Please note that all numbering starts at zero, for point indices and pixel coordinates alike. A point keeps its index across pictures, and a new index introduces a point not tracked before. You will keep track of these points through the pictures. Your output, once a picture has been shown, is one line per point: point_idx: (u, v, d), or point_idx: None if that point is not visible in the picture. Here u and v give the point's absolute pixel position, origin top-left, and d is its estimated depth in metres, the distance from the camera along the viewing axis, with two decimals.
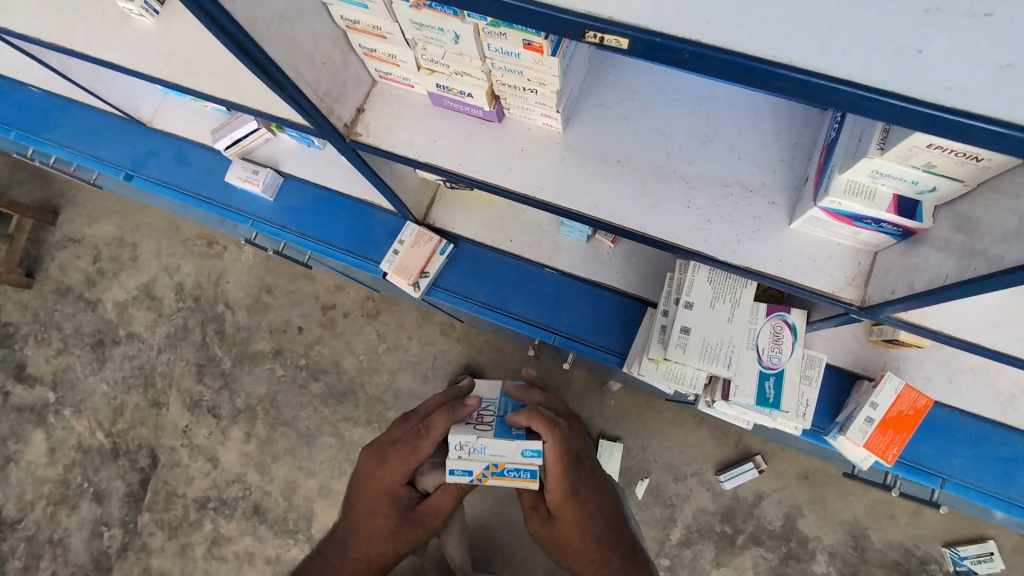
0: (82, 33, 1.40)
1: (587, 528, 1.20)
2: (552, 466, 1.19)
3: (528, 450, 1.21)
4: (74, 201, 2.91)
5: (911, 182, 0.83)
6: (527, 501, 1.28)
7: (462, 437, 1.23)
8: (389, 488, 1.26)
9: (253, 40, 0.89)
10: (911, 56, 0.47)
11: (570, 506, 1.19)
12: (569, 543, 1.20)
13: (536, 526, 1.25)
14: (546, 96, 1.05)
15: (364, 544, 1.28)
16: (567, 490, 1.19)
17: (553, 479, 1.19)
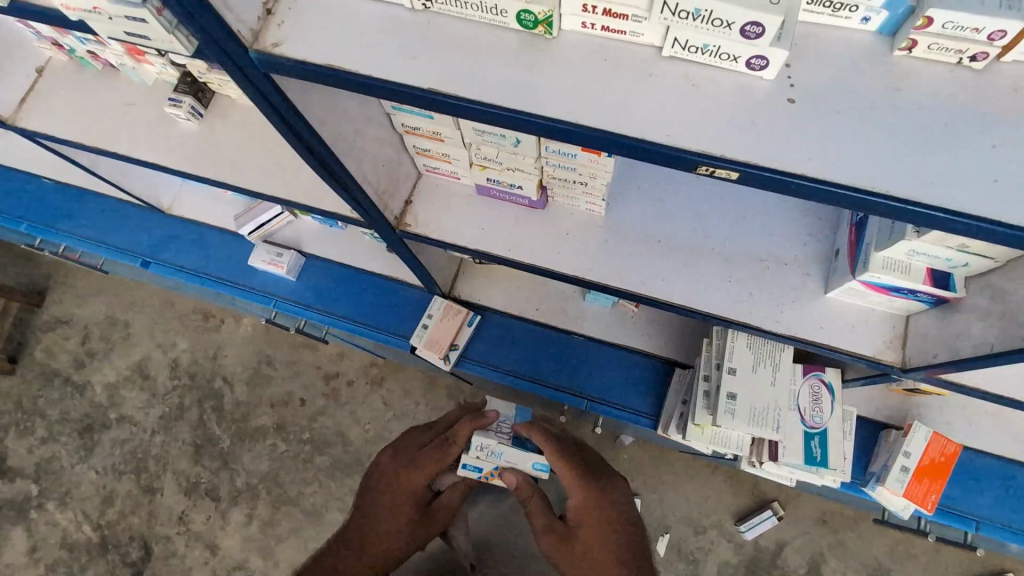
0: (125, 137, 1.46)
1: (608, 538, 1.10)
2: (562, 470, 1.17)
3: (537, 461, 1.25)
4: (62, 282, 2.86)
5: (944, 259, 0.93)
6: (540, 520, 1.16)
7: (484, 440, 1.23)
8: (413, 492, 1.18)
9: (333, 153, 0.95)
10: (986, 184, 0.56)
11: (591, 510, 1.13)
12: (591, 554, 1.09)
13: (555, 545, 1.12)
14: (594, 187, 1.13)
15: (368, 564, 1.11)
16: (585, 491, 1.15)
17: (569, 482, 1.16)
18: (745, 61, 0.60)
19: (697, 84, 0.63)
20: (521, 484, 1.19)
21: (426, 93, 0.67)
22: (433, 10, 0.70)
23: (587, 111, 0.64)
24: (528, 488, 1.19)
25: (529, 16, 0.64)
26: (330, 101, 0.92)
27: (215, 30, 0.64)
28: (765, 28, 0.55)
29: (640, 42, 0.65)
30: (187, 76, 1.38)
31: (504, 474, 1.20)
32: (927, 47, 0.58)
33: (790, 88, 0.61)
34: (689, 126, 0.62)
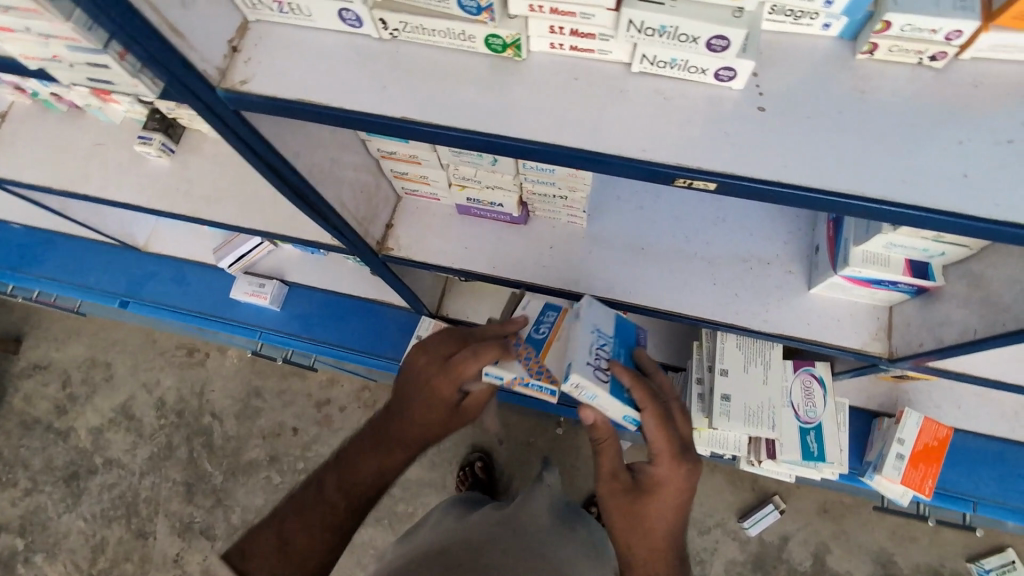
0: (96, 178, 1.43)
1: (667, 520, 1.05)
2: (658, 436, 1.03)
3: (630, 414, 1.06)
4: (39, 327, 2.79)
5: (922, 249, 0.94)
6: (609, 464, 1.07)
7: (585, 381, 1.00)
8: (439, 398, 1.08)
9: (310, 184, 0.94)
10: (958, 180, 0.57)
11: (669, 487, 1.03)
12: (647, 523, 1.04)
13: (614, 495, 1.07)
14: (574, 200, 1.14)
15: (396, 454, 1.09)
16: (671, 469, 1.03)
17: (660, 449, 1.03)
18: (713, 72, 0.60)
19: (667, 97, 0.63)
20: (600, 422, 1.05)
21: (399, 122, 0.66)
22: (400, 38, 0.69)
23: (561, 132, 0.64)
24: (608, 432, 1.06)
25: (497, 40, 0.64)
26: (303, 133, 0.91)
27: (181, 70, 0.63)
28: (730, 41, 0.56)
29: (608, 60, 0.65)
30: (155, 113, 1.37)
31: (584, 409, 1.04)
32: (888, 49, 0.59)
33: (759, 96, 0.62)
34: (663, 140, 0.62)
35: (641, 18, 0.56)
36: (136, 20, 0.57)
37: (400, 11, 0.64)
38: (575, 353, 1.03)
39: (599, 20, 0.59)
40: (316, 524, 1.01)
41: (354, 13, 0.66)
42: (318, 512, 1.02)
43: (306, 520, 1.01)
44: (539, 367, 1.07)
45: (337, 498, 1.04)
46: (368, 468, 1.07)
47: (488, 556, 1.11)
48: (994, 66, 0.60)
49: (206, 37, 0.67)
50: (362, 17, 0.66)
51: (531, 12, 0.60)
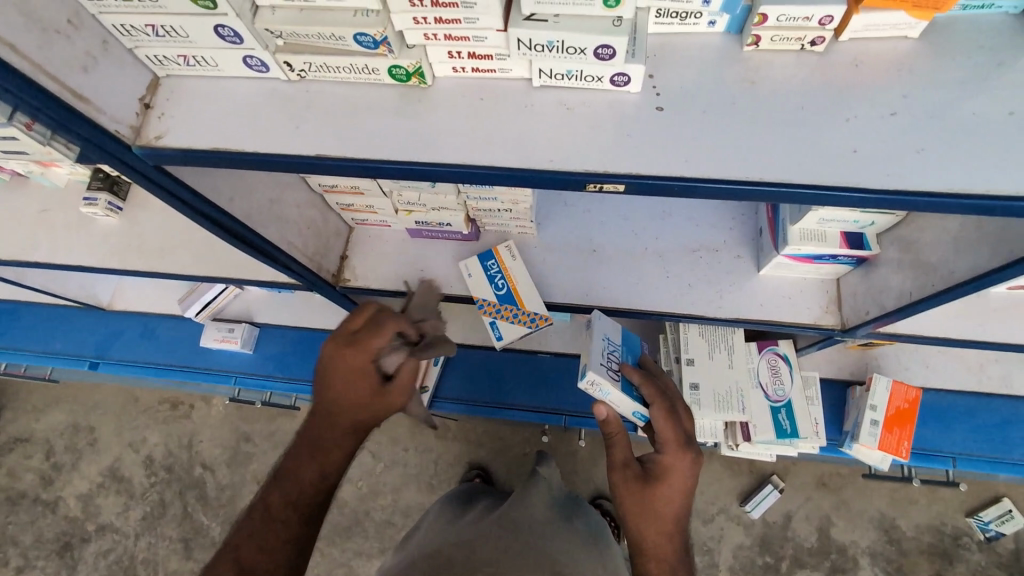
0: (47, 246, 1.42)
1: (676, 510, 1.00)
2: (665, 425, 1.04)
3: (639, 410, 1.13)
4: (16, 400, 2.73)
5: (853, 221, 0.97)
6: (620, 454, 1.05)
7: (599, 378, 1.08)
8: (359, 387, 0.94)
9: (250, 227, 0.94)
10: (849, 156, 0.59)
11: (677, 476, 1.00)
12: (656, 510, 0.99)
13: (625, 484, 1.03)
14: (519, 212, 1.15)
15: (333, 454, 0.95)
16: (678, 454, 1.02)
17: (668, 438, 1.04)
18: (609, 79, 0.63)
19: (572, 107, 0.65)
20: (613, 417, 1.05)
21: (315, 160, 0.67)
22: (309, 78, 0.70)
23: (475, 152, 0.65)
24: (617, 425, 1.06)
25: (400, 70, 0.66)
26: (236, 178, 0.92)
27: (91, 134, 0.63)
28: (615, 49, 0.58)
29: (511, 77, 0.67)
30: (99, 172, 1.36)
31: (597, 401, 1.06)
32: (771, 39, 0.62)
33: (657, 97, 0.64)
34: (571, 149, 0.64)
35: (528, 36, 0.58)
36: (36, 92, 0.57)
37: (302, 52, 0.65)
38: (590, 355, 1.11)
39: (493, 41, 0.61)
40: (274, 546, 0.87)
41: (258, 59, 0.67)
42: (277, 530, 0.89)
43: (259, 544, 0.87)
44: (528, 316, 1.22)
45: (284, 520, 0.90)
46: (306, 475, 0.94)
47: (481, 552, 1.12)
48: (873, 45, 0.63)
49: (116, 100, 0.67)
50: (267, 62, 0.67)
51: (427, 40, 0.62)
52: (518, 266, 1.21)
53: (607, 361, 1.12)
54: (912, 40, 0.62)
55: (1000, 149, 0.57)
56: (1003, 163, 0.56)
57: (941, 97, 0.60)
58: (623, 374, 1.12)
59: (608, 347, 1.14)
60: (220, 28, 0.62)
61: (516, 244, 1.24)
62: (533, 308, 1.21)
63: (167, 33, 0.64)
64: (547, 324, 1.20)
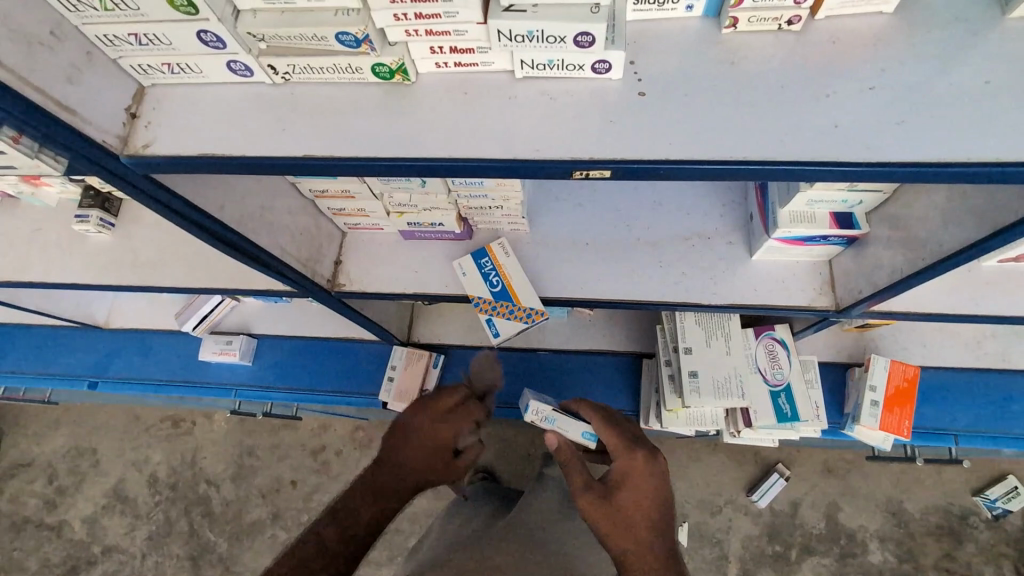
0: (40, 266, 1.42)
1: (646, 510, 0.95)
2: (608, 434, 1.09)
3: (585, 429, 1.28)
4: (17, 424, 2.72)
5: (841, 201, 0.98)
6: (578, 478, 1.02)
7: (538, 404, 1.32)
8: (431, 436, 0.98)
9: (242, 234, 0.94)
10: (830, 131, 0.60)
11: (633, 476, 0.99)
12: (624, 515, 0.94)
13: (589, 504, 0.97)
14: (511, 208, 1.16)
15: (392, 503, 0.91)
16: (629, 457, 1.03)
17: (615, 445, 1.06)
18: (590, 67, 0.63)
19: (555, 96, 0.66)
20: (562, 440, 1.09)
21: (304, 161, 0.67)
22: (293, 80, 0.71)
23: (462, 146, 0.65)
24: (569, 451, 1.07)
25: (383, 67, 0.66)
26: (225, 186, 0.92)
27: (78, 145, 0.64)
28: (595, 35, 0.58)
29: (493, 70, 0.68)
30: (90, 190, 1.35)
31: (544, 433, 1.11)
32: (747, 21, 0.63)
33: (638, 83, 0.65)
34: (556, 138, 0.64)
35: (508, 27, 0.59)
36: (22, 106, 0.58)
37: (285, 55, 0.65)
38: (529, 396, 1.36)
39: (473, 34, 0.61)
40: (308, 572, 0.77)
41: (243, 63, 0.67)
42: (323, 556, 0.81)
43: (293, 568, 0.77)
44: (523, 313, 1.24)
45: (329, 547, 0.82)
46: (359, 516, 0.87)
47: (485, 555, 1.13)
48: (848, 22, 0.64)
49: (102, 111, 0.68)
50: (251, 66, 0.68)
51: (408, 37, 0.63)
52: (511, 263, 1.22)
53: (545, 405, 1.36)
54: (888, 15, 0.63)
55: (979, 118, 0.58)
56: (981, 131, 0.57)
57: (917, 71, 0.61)
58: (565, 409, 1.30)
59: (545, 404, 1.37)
60: (203, 34, 0.63)
61: (508, 242, 1.24)
62: (527, 304, 1.22)
63: (149, 41, 0.64)
64: (542, 317, 1.22)
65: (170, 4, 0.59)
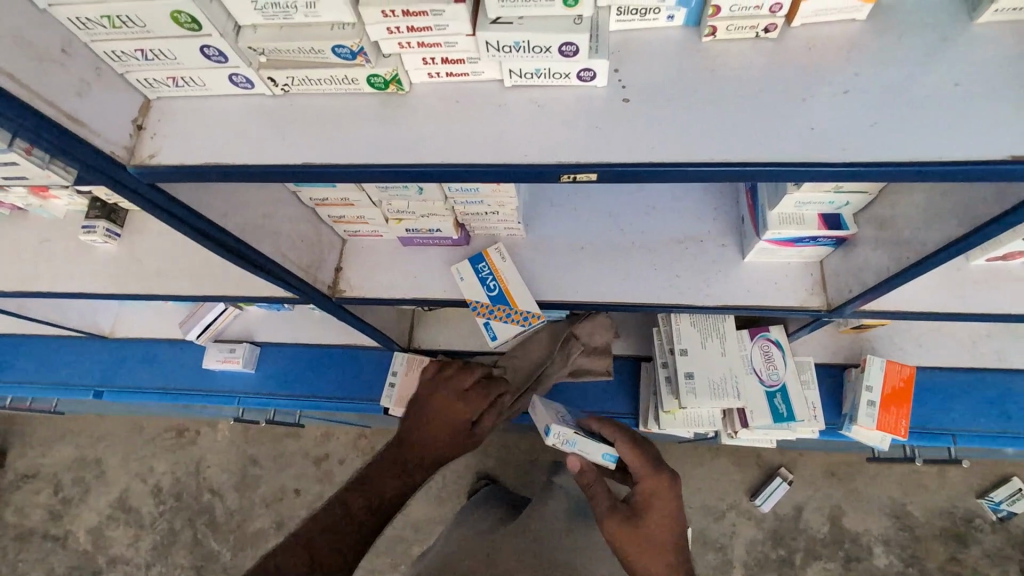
0: (47, 277, 1.45)
1: (669, 534, 1.02)
2: (632, 455, 1.05)
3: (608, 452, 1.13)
4: (23, 436, 2.75)
5: (828, 202, 1.00)
6: (603, 501, 1.04)
7: (558, 427, 1.16)
8: (438, 410, 1.17)
9: (243, 241, 0.96)
10: (807, 134, 0.62)
11: (660, 500, 1.03)
12: (653, 542, 1.00)
13: (618, 529, 1.01)
14: (507, 214, 1.18)
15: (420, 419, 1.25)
16: (656, 480, 1.04)
17: (641, 467, 1.05)
18: (576, 75, 0.66)
19: (543, 104, 0.69)
20: (585, 464, 1.06)
21: (302, 168, 0.70)
22: (293, 92, 0.74)
23: (454, 152, 0.68)
24: (592, 474, 1.06)
25: (378, 78, 0.69)
26: (227, 195, 0.95)
27: (87, 156, 0.67)
28: (578, 45, 0.61)
29: (484, 79, 0.71)
30: (96, 201, 1.39)
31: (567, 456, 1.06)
32: (726, 29, 0.66)
33: (623, 89, 0.67)
34: (545, 144, 0.67)
35: (495, 39, 0.62)
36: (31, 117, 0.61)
37: (285, 67, 0.68)
38: (545, 414, 1.19)
39: (463, 46, 0.64)
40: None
41: (244, 76, 0.70)
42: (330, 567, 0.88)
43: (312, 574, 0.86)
44: (521, 317, 1.27)
45: (335, 553, 0.90)
46: (358, 502, 0.99)
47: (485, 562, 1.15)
48: (823, 28, 0.66)
49: (110, 123, 0.71)
50: (251, 79, 0.71)
51: (402, 49, 0.65)
52: (508, 268, 1.25)
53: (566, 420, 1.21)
54: (861, 23, 0.66)
55: (948, 122, 0.60)
56: (949, 133, 0.60)
57: (889, 75, 0.63)
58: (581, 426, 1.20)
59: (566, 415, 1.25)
60: (206, 48, 0.66)
61: (505, 247, 1.27)
62: (523, 307, 1.24)
63: (155, 56, 0.67)
64: (538, 321, 1.24)
65: (175, 21, 0.62)
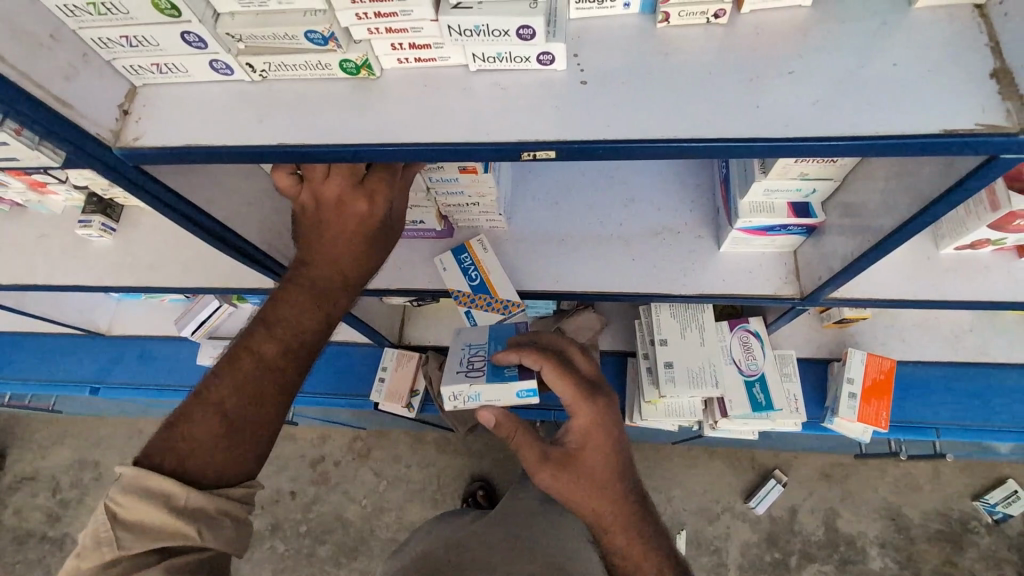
0: (43, 270, 1.49)
1: (610, 465, 1.01)
2: (564, 387, 1.00)
3: (521, 389, 1.02)
4: (23, 438, 2.78)
5: (796, 189, 1.03)
6: (532, 453, 1.02)
7: (453, 389, 1.04)
8: (355, 219, 0.91)
9: (228, 227, 1.00)
10: (754, 111, 0.65)
11: (595, 431, 1.01)
12: (592, 482, 0.99)
13: (553, 477, 1.00)
14: (487, 204, 1.21)
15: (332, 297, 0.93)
16: (588, 413, 1.01)
17: (571, 399, 1.01)
18: (536, 59, 0.70)
19: (508, 86, 0.72)
20: (501, 419, 1.01)
21: (279, 148, 0.73)
22: (271, 78, 0.78)
23: (423, 133, 0.71)
24: (511, 422, 1.02)
25: (350, 63, 0.73)
26: (214, 182, 0.98)
27: (72, 133, 0.71)
28: (535, 29, 0.65)
29: (451, 65, 0.74)
30: (93, 196, 1.41)
31: (480, 410, 1.01)
32: (678, 15, 0.69)
33: (581, 73, 0.71)
34: (510, 124, 0.70)
35: (457, 22, 0.66)
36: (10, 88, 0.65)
37: (261, 53, 0.72)
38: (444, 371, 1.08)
39: (428, 31, 0.68)
40: (248, 448, 0.86)
41: (223, 62, 0.74)
42: (248, 434, 0.86)
43: (233, 445, 0.85)
44: (501, 304, 1.28)
45: (258, 415, 0.87)
46: (270, 349, 0.89)
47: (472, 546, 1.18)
48: (770, 15, 0.70)
49: (96, 105, 0.75)
50: (231, 65, 0.75)
51: (371, 34, 0.69)
52: (490, 259, 1.28)
53: (467, 366, 1.08)
54: (806, 9, 0.70)
55: (886, 98, 0.63)
56: (887, 107, 0.63)
57: (832, 55, 0.67)
58: (491, 367, 1.05)
59: (466, 355, 1.10)
60: (186, 35, 0.69)
61: (487, 239, 1.30)
62: (505, 296, 1.27)
63: (139, 43, 0.71)
64: (519, 310, 1.26)
65: (156, 8, 0.66)
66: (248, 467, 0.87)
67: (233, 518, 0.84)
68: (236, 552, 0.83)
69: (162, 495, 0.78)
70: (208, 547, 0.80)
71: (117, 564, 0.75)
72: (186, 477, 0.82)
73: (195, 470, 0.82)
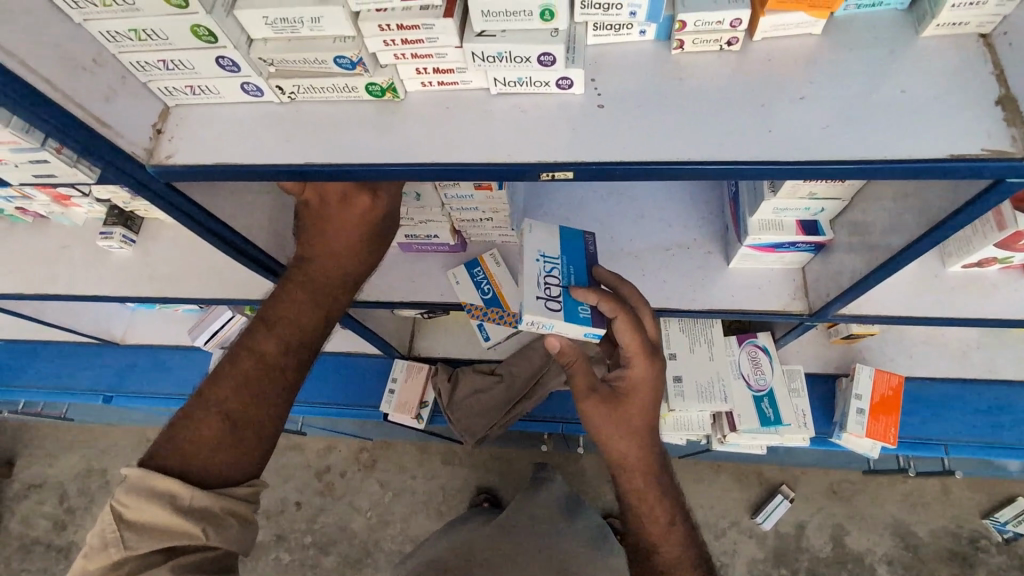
0: (63, 279, 1.52)
1: (649, 419, 1.04)
2: (629, 339, 0.99)
3: (591, 331, 0.96)
4: (31, 446, 2.80)
5: (805, 208, 1.05)
6: (582, 381, 1.03)
7: (531, 316, 0.95)
8: (354, 220, 0.93)
9: (249, 239, 1.03)
10: (765, 134, 0.68)
11: (646, 386, 1.02)
12: (630, 427, 1.03)
13: (595, 410, 1.03)
14: (501, 220, 1.24)
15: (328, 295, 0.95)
16: (646, 368, 1.01)
17: (633, 351, 1.00)
18: (555, 83, 0.73)
19: (527, 109, 0.75)
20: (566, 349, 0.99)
21: (304, 167, 0.76)
22: (298, 100, 0.81)
23: (444, 152, 0.74)
24: (574, 352, 1.01)
25: (376, 86, 0.76)
26: (238, 197, 1.01)
27: (106, 150, 0.74)
28: (555, 56, 0.68)
29: (472, 88, 0.77)
30: (114, 209, 1.45)
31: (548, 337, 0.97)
32: (693, 42, 0.72)
33: (598, 97, 0.74)
34: (528, 145, 0.73)
35: (481, 49, 0.69)
36: (49, 107, 0.68)
37: (292, 76, 0.75)
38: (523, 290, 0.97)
39: (452, 57, 0.71)
40: (250, 448, 0.88)
41: (254, 84, 0.77)
42: (252, 432, 0.89)
43: (234, 443, 0.87)
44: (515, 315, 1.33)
45: (259, 413, 0.90)
46: (270, 347, 0.92)
47: (477, 557, 1.18)
48: (782, 42, 0.73)
49: (130, 124, 0.78)
50: (261, 87, 0.78)
51: (398, 60, 0.72)
52: (501, 272, 1.32)
53: (546, 288, 0.98)
54: (816, 37, 0.72)
55: (894, 124, 0.66)
56: (895, 132, 0.65)
57: (841, 82, 0.69)
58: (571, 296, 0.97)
59: (546, 275, 0.99)
60: (221, 59, 0.73)
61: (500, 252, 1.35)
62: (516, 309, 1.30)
63: (175, 66, 0.75)
64: None
65: (194, 34, 0.69)
66: (252, 463, 0.89)
67: (239, 518, 0.85)
68: (242, 551, 0.85)
69: (167, 499, 0.80)
70: (214, 546, 0.82)
71: (123, 565, 0.78)
72: (187, 476, 0.83)
73: (198, 470, 0.84)
